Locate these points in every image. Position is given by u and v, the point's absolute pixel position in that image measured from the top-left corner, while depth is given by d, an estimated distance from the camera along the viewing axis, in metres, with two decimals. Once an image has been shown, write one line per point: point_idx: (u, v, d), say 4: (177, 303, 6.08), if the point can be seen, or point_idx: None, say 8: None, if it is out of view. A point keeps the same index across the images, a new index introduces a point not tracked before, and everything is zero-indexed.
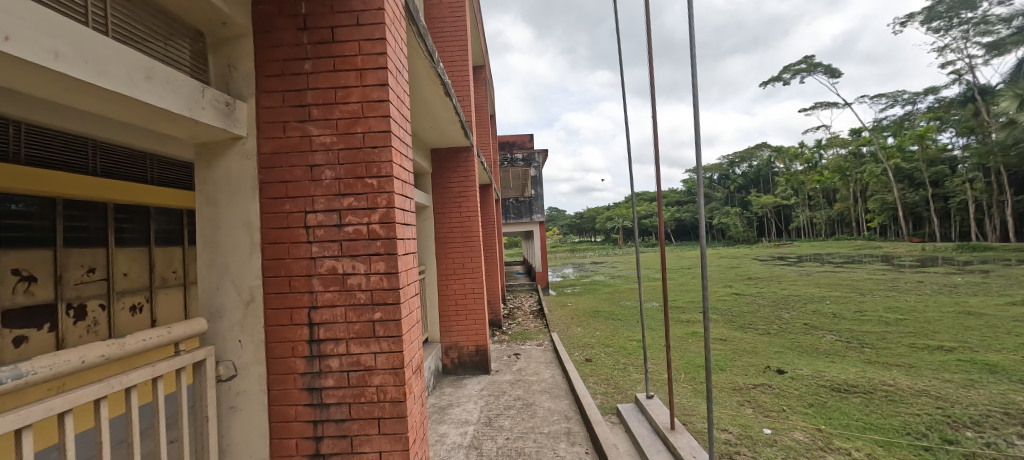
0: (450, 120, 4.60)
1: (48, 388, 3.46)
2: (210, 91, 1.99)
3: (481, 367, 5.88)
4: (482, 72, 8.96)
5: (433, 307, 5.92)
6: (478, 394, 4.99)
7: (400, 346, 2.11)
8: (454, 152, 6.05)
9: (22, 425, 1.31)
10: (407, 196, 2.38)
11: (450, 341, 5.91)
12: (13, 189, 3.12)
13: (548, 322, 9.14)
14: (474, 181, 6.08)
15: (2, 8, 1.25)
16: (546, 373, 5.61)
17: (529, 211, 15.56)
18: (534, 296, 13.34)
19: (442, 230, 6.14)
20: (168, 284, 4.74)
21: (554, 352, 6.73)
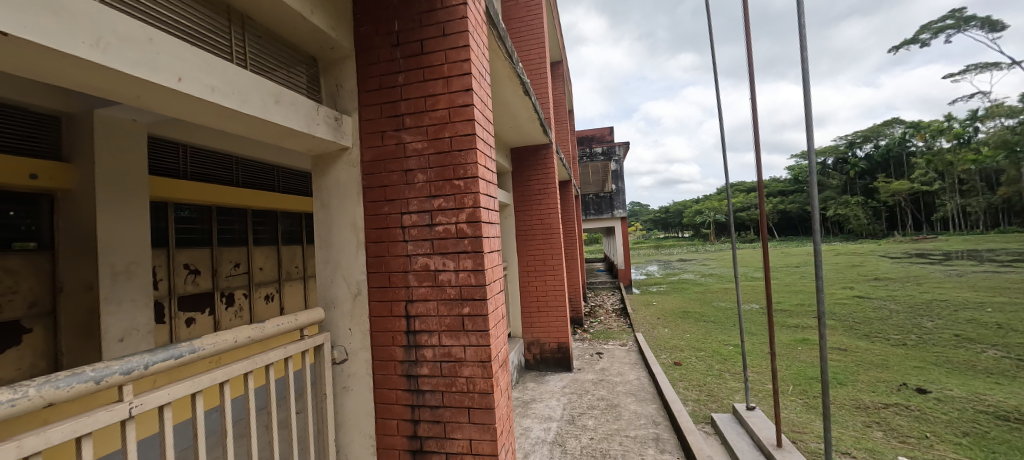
0: (529, 118, 4.66)
1: (208, 362, 4.30)
2: (323, 109, 2.28)
3: (564, 365, 5.84)
4: (560, 68, 8.89)
5: (516, 304, 6.05)
6: (561, 391, 4.99)
7: (487, 340, 2.20)
8: (534, 149, 6.10)
9: (197, 389, 1.63)
10: (492, 195, 2.48)
11: (532, 337, 6.00)
12: (185, 199, 3.89)
13: (633, 322, 8.76)
14: (553, 177, 6.08)
15: (178, 55, 1.56)
16: (632, 375, 5.38)
17: (609, 207, 14.99)
18: (617, 294, 12.92)
19: (524, 227, 6.24)
20: (291, 277, 5.52)
21: (639, 352, 6.46)
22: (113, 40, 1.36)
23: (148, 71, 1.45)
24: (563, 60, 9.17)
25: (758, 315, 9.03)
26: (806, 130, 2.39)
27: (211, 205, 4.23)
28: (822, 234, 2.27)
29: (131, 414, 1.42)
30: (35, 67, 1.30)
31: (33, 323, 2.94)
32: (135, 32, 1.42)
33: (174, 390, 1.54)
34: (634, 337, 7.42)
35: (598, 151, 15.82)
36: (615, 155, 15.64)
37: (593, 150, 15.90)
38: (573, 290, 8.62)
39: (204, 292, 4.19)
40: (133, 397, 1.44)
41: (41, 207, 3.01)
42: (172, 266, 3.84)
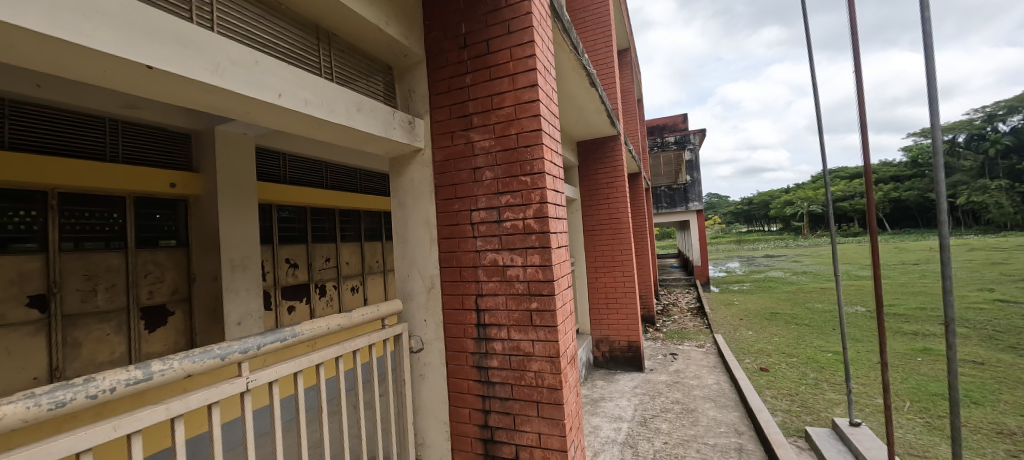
0: (596, 110, 4.54)
1: (307, 345, 4.86)
2: (399, 114, 2.43)
3: (635, 364, 5.63)
4: (628, 56, 8.54)
5: (584, 300, 5.96)
6: (632, 391, 4.82)
7: (556, 336, 2.20)
8: (601, 142, 5.92)
9: (298, 369, 1.85)
10: (559, 190, 2.46)
11: (600, 334, 5.88)
12: (286, 201, 4.40)
13: (711, 322, 8.16)
14: (622, 170, 5.86)
15: (278, 74, 1.77)
16: (710, 379, 5.01)
17: (683, 199, 14.22)
18: (694, 292, 12.12)
19: (592, 222, 6.10)
20: (373, 271, 5.99)
21: (719, 355, 6.01)
22: (227, 64, 1.58)
23: (255, 90, 1.66)
24: (631, 46, 8.78)
25: (864, 320, 7.90)
26: (928, 104, 2.03)
27: (307, 206, 4.74)
28: (951, 225, 1.92)
29: (248, 387, 1.65)
30: (169, 92, 1.56)
31: (175, 307, 3.56)
32: (245, 56, 1.64)
33: (280, 368, 1.77)
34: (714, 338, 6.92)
35: (671, 139, 13.91)
36: (691, 144, 14.17)
37: (665, 138, 13.94)
38: (645, 287, 8.25)
39: (302, 283, 4.71)
40: (249, 373, 1.67)
41: (178, 210, 3.61)
42: (276, 260, 4.38)
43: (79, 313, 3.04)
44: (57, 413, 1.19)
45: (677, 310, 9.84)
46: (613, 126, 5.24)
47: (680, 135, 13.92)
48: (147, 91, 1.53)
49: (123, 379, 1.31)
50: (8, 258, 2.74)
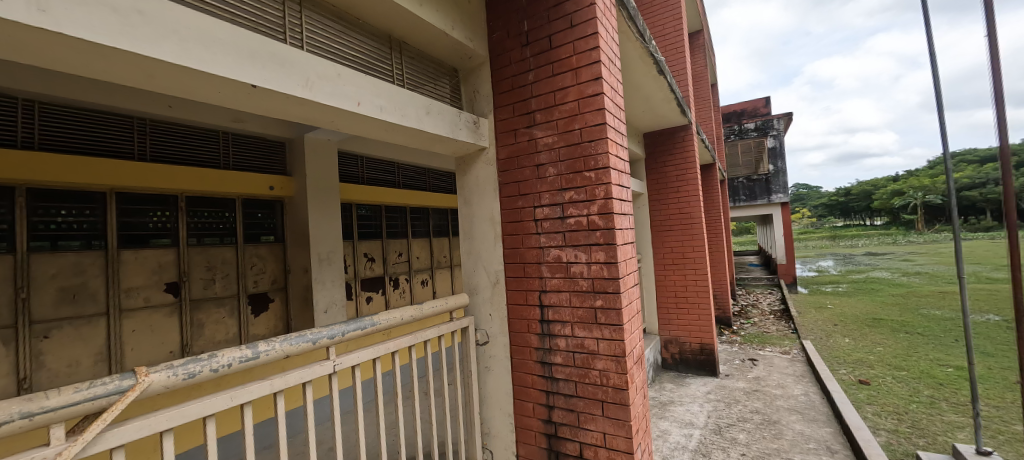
0: (664, 99, 4.30)
1: (383, 334, 5.25)
2: (465, 114, 2.52)
3: (710, 368, 5.28)
4: (701, 38, 7.96)
5: (651, 298, 5.72)
6: (705, 397, 4.53)
7: (621, 335, 2.14)
8: (670, 133, 5.59)
9: (375, 355, 2.01)
10: (625, 185, 2.38)
11: (670, 335, 5.61)
12: (364, 201, 4.77)
13: (799, 326, 7.37)
14: (694, 161, 5.48)
15: (357, 84, 1.92)
16: (797, 389, 4.53)
17: (764, 190, 12.91)
18: (779, 293, 11.03)
19: (659, 218, 5.79)
20: (442, 265, 6.27)
21: (808, 362, 5.42)
22: (316, 78, 1.76)
23: (338, 100, 1.83)
24: (704, 27, 8.19)
25: (997, 330, 6.62)
26: None
27: (382, 204, 5.10)
28: None
29: (334, 370, 1.83)
30: (267, 107, 1.77)
31: (274, 294, 4.06)
32: (329, 70, 1.81)
33: (361, 354, 1.94)
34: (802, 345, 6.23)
35: (750, 127, 13.53)
36: (773, 129, 13.10)
37: (744, 127, 13.69)
38: (721, 286, 7.66)
39: (378, 276, 5.08)
40: (336, 357, 1.85)
41: (275, 209, 4.10)
42: (356, 254, 4.78)
43: (202, 298, 3.57)
44: (188, 383, 1.40)
45: (757, 312, 9.01)
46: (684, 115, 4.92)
47: (760, 121, 13.31)
48: (249, 107, 1.75)
49: (237, 357, 1.51)
50: (152, 251, 3.30)
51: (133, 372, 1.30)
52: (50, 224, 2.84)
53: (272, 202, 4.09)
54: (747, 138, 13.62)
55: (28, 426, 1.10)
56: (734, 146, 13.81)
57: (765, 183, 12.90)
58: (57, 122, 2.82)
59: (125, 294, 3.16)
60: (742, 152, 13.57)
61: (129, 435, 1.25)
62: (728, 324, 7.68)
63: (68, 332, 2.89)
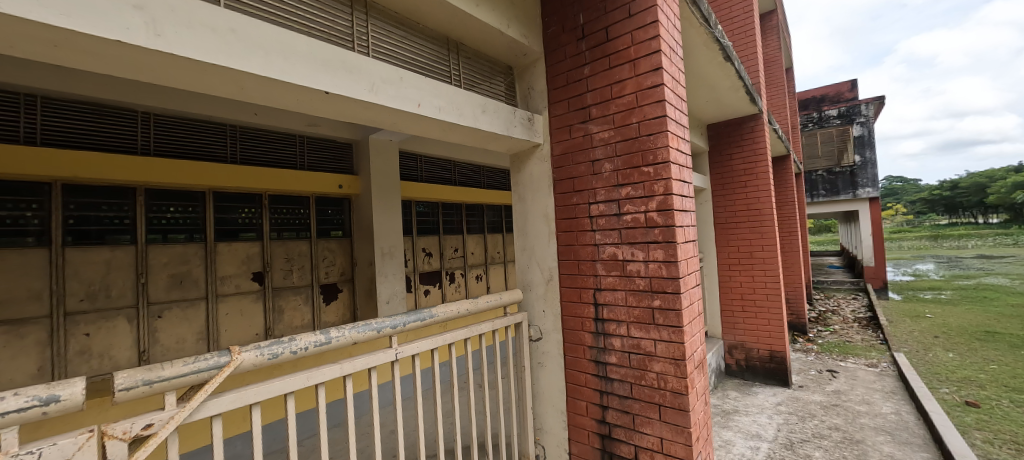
0: (732, 88, 4.01)
1: (440, 327, 5.47)
2: (519, 111, 2.54)
3: (779, 378, 4.88)
4: (774, 18, 7.32)
5: (715, 300, 5.40)
6: (775, 408, 4.19)
7: (681, 337, 2.04)
8: (738, 123, 5.19)
9: (434, 346, 2.10)
10: (686, 180, 2.26)
11: (735, 339, 5.27)
12: (422, 198, 4.98)
13: (890, 336, 6.57)
14: (766, 153, 5.04)
15: (418, 87, 2.01)
16: (886, 407, 4.04)
17: (849, 185, 11.59)
18: (868, 298, 9.88)
19: (723, 215, 5.42)
20: (496, 261, 6.37)
21: (900, 377, 4.82)
22: (380, 83, 1.86)
23: (399, 102, 1.92)
24: (778, 7, 7.52)
25: None
26: None
27: (439, 201, 5.29)
28: None
29: (397, 358, 1.94)
30: (337, 112, 1.91)
31: (342, 285, 4.38)
32: (392, 74, 1.91)
33: (420, 344, 2.04)
34: (892, 357, 5.54)
35: (833, 114, 12.16)
36: (860, 115, 11.74)
37: (824, 114, 12.29)
38: (797, 289, 7.02)
39: (435, 270, 5.29)
40: (398, 346, 1.96)
41: (344, 206, 4.42)
42: (416, 248, 5.01)
43: (282, 287, 3.95)
44: (272, 362, 1.56)
45: (839, 319, 8.15)
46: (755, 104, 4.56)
47: (845, 106, 11.94)
48: (321, 111, 1.89)
49: (312, 341, 1.66)
50: (241, 244, 3.70)
51: (228, 350, 1.46)
52: (162, 219, 3.28)
53: (341, 199, 4.41)
54: (827, 126, 12.25)
55: (148, 392, 1.29)
56: (812, 136, 12.49)
57: (848, 175, 11.61)
58: (167, 131, 3.25)
59: (220, 281, 3.57)
60: (821, 142, 12.31)
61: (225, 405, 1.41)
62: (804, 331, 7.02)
63: (176, 312, 3.34)
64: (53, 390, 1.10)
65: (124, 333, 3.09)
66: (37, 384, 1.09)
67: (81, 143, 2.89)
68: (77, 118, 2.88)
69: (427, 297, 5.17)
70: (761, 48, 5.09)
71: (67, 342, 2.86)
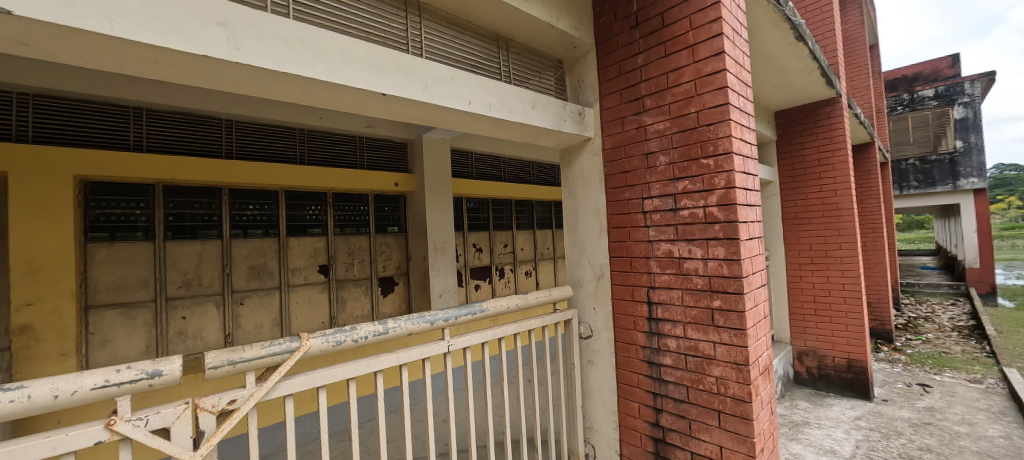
0: (804, 70, 3.67)
1: (490, 321, 5.57)
2: (569, 106, 2.50)
3: (858, 390, 4.43)
4: None
5: (784, 302, 5.01)
6: (854, 423, 3.81)
7: (743, 341, 1.91)
8: (810, 109, 4.74)
9: (484, 340, 2.14)
10: (751, 172, 2.10)
11: (807, 345, 4.85)
12: (472, 194, 5.08)
13: (1000, 348, 5.71)
14: (844, 141, 4.56)
15: (469, 85, 2.04)
16: (992, 430, 3.53)
17: (952, 175, 10.10)
18: (972, 304, 8.66)
19: (792, 210, 4.99)
20: (546, 257, 6.35)
21: (1014, 396, 4.18)
22: (433, 83, 1.91)
23: (451, 101, 1.97)
24: None
25: None
26: None
27: (489, 197, 5.36)
28: None
29: (448, 350, 2.00)
30: (392, 113, 1.99)
31: (398, 278, 4.60)
32: (444, 73, 1.96)
33: (472, 338, 2.09)
34: (1002, 373, 4.81)
35: (929, 95, 10.63)
36: (964, 94, 10.15)
37: (920, 95, 10.76)
38: (881, 292, 6.32)
39: (486, 265, 5.38)
40: (450, 338, 2.01)
41: (400, 203, 4.63)
42: (466, 244, 5.12)
43: (345, 279, 4.21)
44: (335, 349, 1.66)
45: (935, 326, 7.22)
46: (833, 87, 4.14)
47: (945, 85, 10.35)
48: (378, 113, 1.98)
49: (371, 331, 1.75)
50: (309, 239, 3.99)
51: (299, 337, 1.59)
52: (243, 216, 3.63)
53: (397, 196, 4.61)
54: (921, 108, 10.78)
55: (233, 371, 1.42)
56: (903, 120, 11.04)
57: (947, 164, 10.17)
58: (246, 136, 3.58)
59: (291, 272, 3.88)
60: (914, 127, 10.88)
61: (297, 387, 1.53)
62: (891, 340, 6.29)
63: (255, 300, 3.68)
64: (157, 365, 1.25)
65: (212, 317, 3.46)
66: (145, 360, 1.25)
67: (177, 149, 3.26)
68: (174, 126, 3.25)
69: (478, 291, 5.28)
70: (839, 25, 4.61)
71: (168, 324, 3.26)
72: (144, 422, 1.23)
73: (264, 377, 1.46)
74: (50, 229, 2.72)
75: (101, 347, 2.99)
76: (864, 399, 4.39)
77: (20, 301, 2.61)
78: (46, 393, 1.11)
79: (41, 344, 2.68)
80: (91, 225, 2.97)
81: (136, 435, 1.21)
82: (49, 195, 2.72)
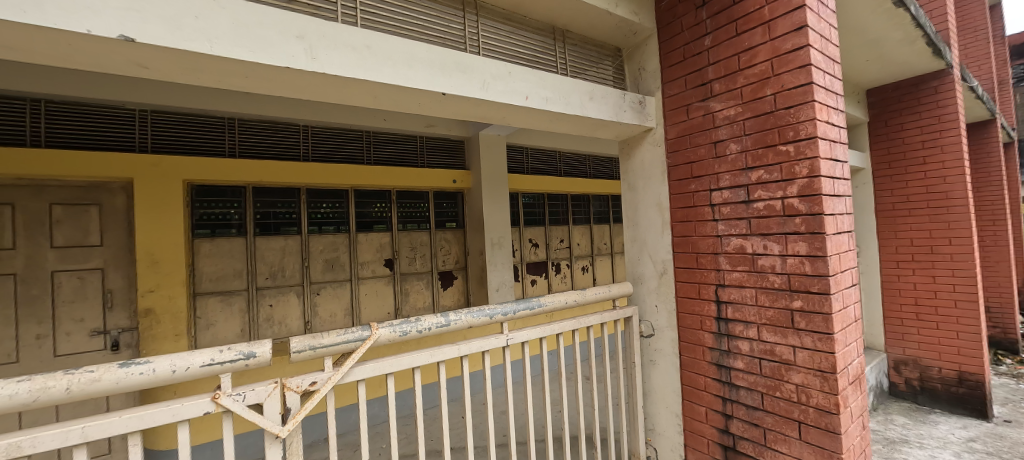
0: (907, 40, 3.21)
1: (547, 317, 5.56)
2: (629, 95, 2.40)
3: (974, 408, 3.84)
4: None
5: (879, 303, 4.46)
6: (967, 446, 3.31)
7: (829, 346, 1.72)
8: (913, 84, 4.15)
9: (541, 335, 2.14)
10: (839, 157, 1.88)
11: (906, 354, 4.29)
12: (528, 189, 5.09)
13: None
14: (958, 119, 3.93)
15: (526, 79, 2.03)
16: None
17: None
18: None
19: (889, 200, 4.40)
20: (603, 252, 6.19)
21: None
22: (491, 79, 1.93)
23: (508, 97, 1.97)
24: None
25: None
26: None
27: (546, 192, 5.35)
28: None
29: (507, 344, 2.02)
30: (450, 111, 2.04)
31: (457, 272, 4.74)
32: (501, 69, 1.96)
33: (530, 333, 2.10)
34: None
35: None
36: None
37: None
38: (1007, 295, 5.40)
39: (542, 260, 5.37)
40: (508, 332, 2.03)
41: (458, 199, 4.76)
42: (523, 239, 5.15)
43: (408, 272, 4.43)
44: (401, 338, 1.75)
45: None
46: (942, 57, 3.59)
47: None
48: (436, 113, 2.04)
49: (434, 322, 1.82)
50: (375, 234, 4.24)
51: (368, 326, 1.69)
52: (319, 214, 3.94)
53: (455, 192, 4.74)
54: None
55: (313, 355, 1.55)
56: None
57: None
58: (321, 140, 3.88)
59: (361, 266, 4.16)
60: None
61: (368, 373, 1.64)
62: (1018, 352, 5.51)
63: (330, 291, 4.00)
64: (251, 348, 1.41)
65: (294, 306, 3.81)
66: (241, 342, 1.41)
67: (264, 154, 3.62)
68: (260, 134, 3.60)
69: (534, 286, 5.30)
70: None
71: (258, 311, 3.65)
72: (242, 397, 1.38)
73: (340, 362, 1.59)
74: (166, 226, 3.14)
75: (206, 329, 3.41)
76: (980, 418, 3.82)
77: (145, 288, 3.06)
78: (166, 368, 1.28)
79: (161, 326, 3.12)
80: (197, 223, 3.39)
81: (236, 409, 1.36)
82: (164, 197, 3.14)
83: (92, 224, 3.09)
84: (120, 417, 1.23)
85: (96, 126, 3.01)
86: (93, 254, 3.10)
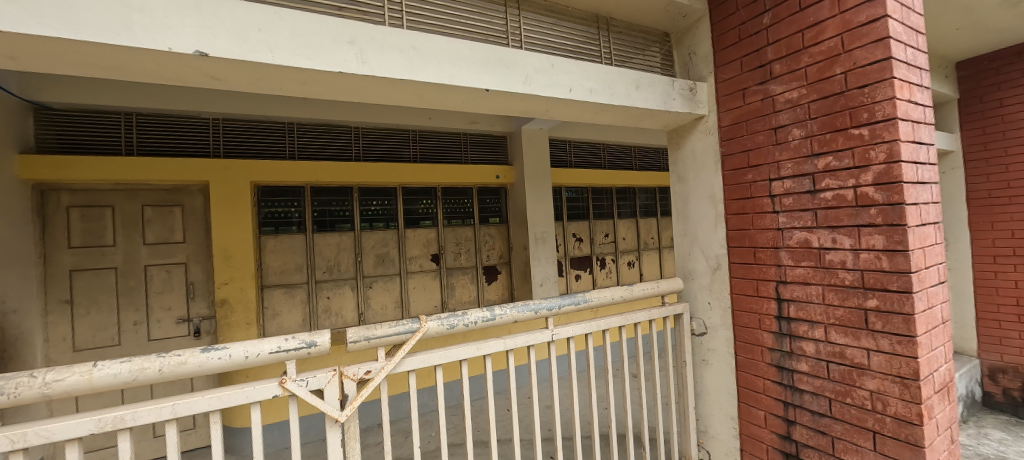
0: (1007, 3, 2.81)
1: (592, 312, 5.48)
2: (679, 82, 2.29)
3: None
4: None
5: (972, 303, 3.96)
6: None
7: (911, 350, 1.55)
8: (1016, 53, 3.63)
9: (586, 331, 2.10)
10: (923, 140, 1.68)
11: (1006, 361, 3.78)
12: (571, 183, 5.01)
13: None
14: None
15: (569, 71, 1.99)
16: None
17: None
18: None
19: (985, 187, 3.88)
20: (650, 247, 5.98)
21: None
22: (533, 73, 1.91)
23: (551, 89, 1.94)
24: None
25: None
26: None
27: (590, 186, 5.24)
28: None
29: (552, 339, 2.01)
30: (492, 107, 2.04)
31: (500, 267, 4.79)
32: (543, 63, 1.94)
33: (574, 328, 2.07)
34: None
35: None
36: None
37: None
38: None
39: (586, 255, 5.28)
40: (553, 327, 2.02)
41: (501, 194, 4.79)
42: (567, 234, 5.09)
43: (454, 267, 4.53)
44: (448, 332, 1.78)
45: None
46: None
47: None
48: (479, 109, 2.05)
49: (479, 317, 1.85)
50: (422, 230, 4.37)
51: (418, 319, 1.74)
52: (370, 211, 4.13)
53: (498, 188, 4.78)
54: None
55: (367, 345, 1.61)
56: None
57: None
58: (370, 140, 4.06)
59: (409, 260, 4.31)
60: None
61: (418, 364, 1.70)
62: None
63: (381, 284, 4.18)
64: (312, 337, 1.51)
65: (349, 298, 4.03)
66: (303, 332, 1.51)
67: (321, 155, 3.84)
68: (317, 136, 3.83)
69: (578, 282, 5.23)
70: None
71: (317, 303, 3.90)
72: (305, 383, 1.48)
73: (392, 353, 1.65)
74: (238, 225, 3.42)
75: (272, 318, 3.70)
76: None
77: (221, 280, 3.36)
78: (240, 354, 1.39)
79: (235, 315, 3.42)
80: (263, 221, 3.67)
81: (300, 393, 1.46)
82: (235, 197, 3.42)
83: (176, 223, 3.44)
84: (203, 396, 1.35)
85: (177, 134, 3.34)
86: (178, 250, 3.45)
